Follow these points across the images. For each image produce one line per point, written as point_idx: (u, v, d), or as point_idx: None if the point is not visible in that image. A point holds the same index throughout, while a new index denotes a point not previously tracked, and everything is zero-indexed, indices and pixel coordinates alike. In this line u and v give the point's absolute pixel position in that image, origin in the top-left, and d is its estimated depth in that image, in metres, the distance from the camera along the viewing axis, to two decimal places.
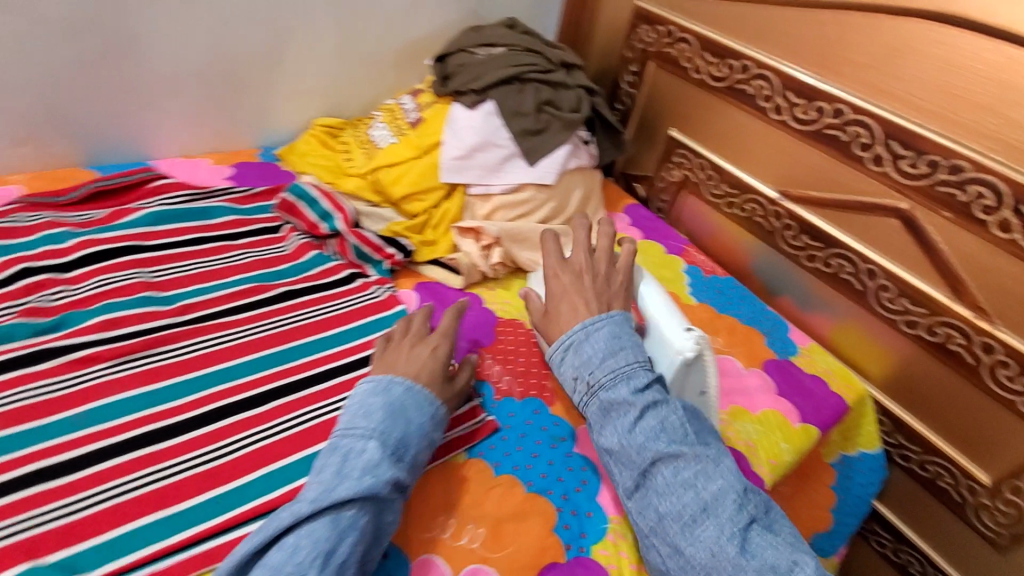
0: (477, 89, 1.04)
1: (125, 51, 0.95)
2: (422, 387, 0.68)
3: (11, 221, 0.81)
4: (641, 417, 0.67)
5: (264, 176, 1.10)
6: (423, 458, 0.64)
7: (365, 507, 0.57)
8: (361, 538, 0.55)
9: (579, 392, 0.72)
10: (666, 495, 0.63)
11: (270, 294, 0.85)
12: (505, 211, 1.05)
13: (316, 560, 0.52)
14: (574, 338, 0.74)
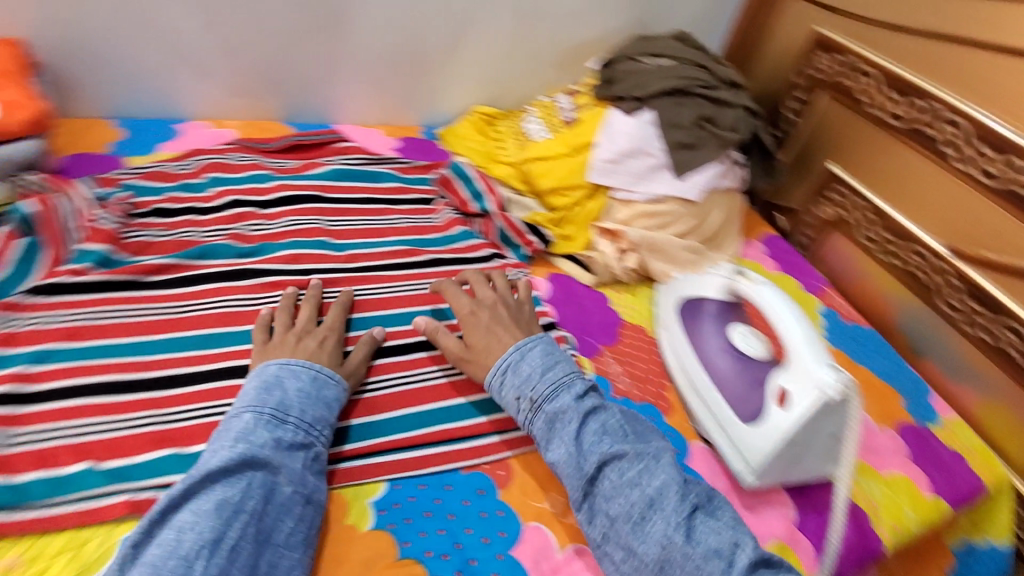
0: (638, 97, 1.05)
1: (334, 26, 1.07)
2: (310, 363, 0.66)
3: (228, 159, 0.96)
4: (567, 426, 0.65)
5: (424, 152, 1.20)
6: (318, 426, 0.63)
7: (253, 484, 0.55)
8: (252, 514, 0.54)
9: (522, 409, 0.68)
10: (613, 498, 0.60)
11: (422, 258, 0.93)
12: (645, 219, 1.03)
13: (202, 550, 0.50)
14: (509, 359, 0.70)
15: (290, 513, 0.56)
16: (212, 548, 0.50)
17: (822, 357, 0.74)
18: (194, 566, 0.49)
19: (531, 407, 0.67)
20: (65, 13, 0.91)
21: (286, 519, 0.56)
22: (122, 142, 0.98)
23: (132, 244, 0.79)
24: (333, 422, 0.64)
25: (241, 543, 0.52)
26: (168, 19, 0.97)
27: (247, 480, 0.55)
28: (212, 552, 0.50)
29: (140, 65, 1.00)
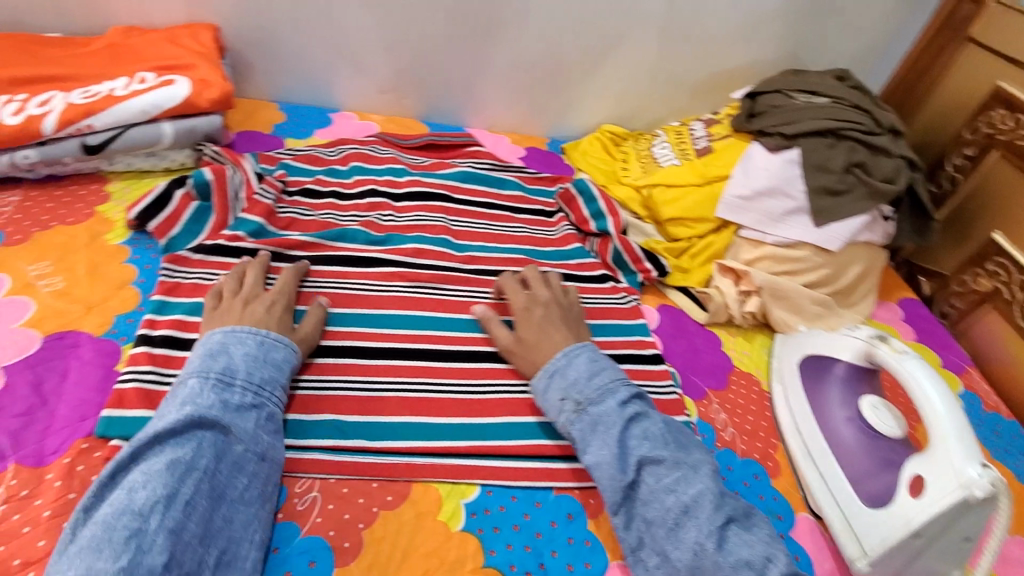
0: (786, 134, 0.99)
1: (484, 35, 1.11)
2: (256, 329, 0.65)
3: (371, 150, 1.02)
4: (610, 429, 0.64)
5: (548, 164, 1.20)
6: (269, 387, 0.62)
7: (205, 444, 0.55)
8: (206, 472, 0.53)
9: (565, 411, 0.67)
10: (649, 504, 0.61)
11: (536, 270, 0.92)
12: (771, 262, 0.98)
13: (156, 505, 0.50)
14: (557, 363, 0.71)
15: (243, 471, 0.56)
16: (166, 504, 0.50)
17: (973, 448, 0.65)
18: (147, 521, 0.49)
19: (575, 409, 0.67)
20: (257, 5, 1.02)
21: (240, 477, 0.56)
22: (282, 125, 1.08)
23: (282, 218, 0.86)
24: (283, 382, 0.64)
25: (195, 498, 0.52)
26: (340, 17, 1.05)
27: (198, 440, 0.55)
28: (167, 506, 0.50)
29: (308, 56, 1.09)
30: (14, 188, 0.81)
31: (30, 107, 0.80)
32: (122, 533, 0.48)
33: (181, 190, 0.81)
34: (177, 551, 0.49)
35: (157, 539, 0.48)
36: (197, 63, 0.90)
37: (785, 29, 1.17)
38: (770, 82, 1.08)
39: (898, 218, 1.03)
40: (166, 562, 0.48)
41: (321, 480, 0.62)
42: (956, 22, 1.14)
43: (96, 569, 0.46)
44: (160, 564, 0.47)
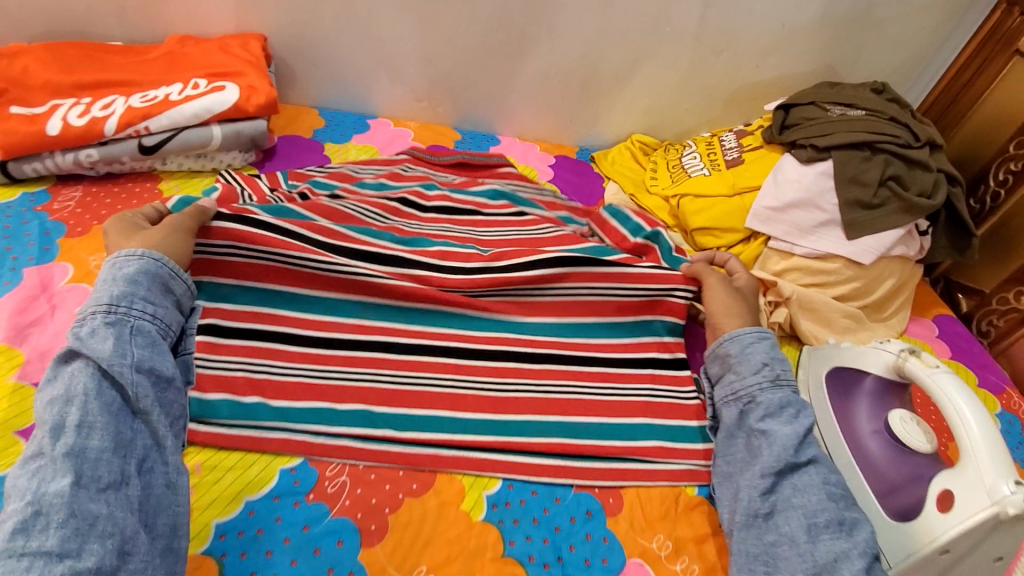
0: (819, 146, 0.99)
1: (519, 47, 1.13)
2: (116, 253, 0.64)
3: (401, 170, 1.01)
4: (801, 417, 0.68)
5: (577, 172, 1.22)
6: (124, 302, 0.60)
7: (79, 373, 0.56)
8: (86, 393, 0.55)
9: (759, 377, 0.71)
10: (803, 492, 0.63)
11: (565, 255, 0.80)
12: (801, 274, 0.98)
13: (47, 440, 0.52)
14: (770, 337, 0.76)
15: (128, 383, 0.57)
16: (56, 433, 0.52)
17: (1007, 466, 0.63)
18: (45, 455, 0.51)
19: (772, 381, 0.71)
20: (305, 17, 1.07)
21: (129, 390, 0.57)
22: (321, 130, 1.12)
23: (313, 206, 0.83)
24: (145, 294, 0.62)
25: (82, 422, 0.53)
26: (381, 28, 1.09)
27: (71, 374, 0.56)
28: (58, 436, 0.52)
29: (350, 65, 1.14)
30: (76, 185, 0.87)
31: (94, 110, 0.86)
32: (25, 475, 0.50)
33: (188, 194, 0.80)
34: (84, 470, 0.51)
35: (57, 467, 0.51)
36: (247, 70, 0.95)
37: (823, 41, 1.17)
38: (803, 94, 1.08)
39: (934, 233, 1.01)
40: (74, 483, 0.50)
41: (351, 465, 0.65)
42: (999, 35, 1.11)
43: (10, 511, 0.48)
44: (67, 483, 0.50)
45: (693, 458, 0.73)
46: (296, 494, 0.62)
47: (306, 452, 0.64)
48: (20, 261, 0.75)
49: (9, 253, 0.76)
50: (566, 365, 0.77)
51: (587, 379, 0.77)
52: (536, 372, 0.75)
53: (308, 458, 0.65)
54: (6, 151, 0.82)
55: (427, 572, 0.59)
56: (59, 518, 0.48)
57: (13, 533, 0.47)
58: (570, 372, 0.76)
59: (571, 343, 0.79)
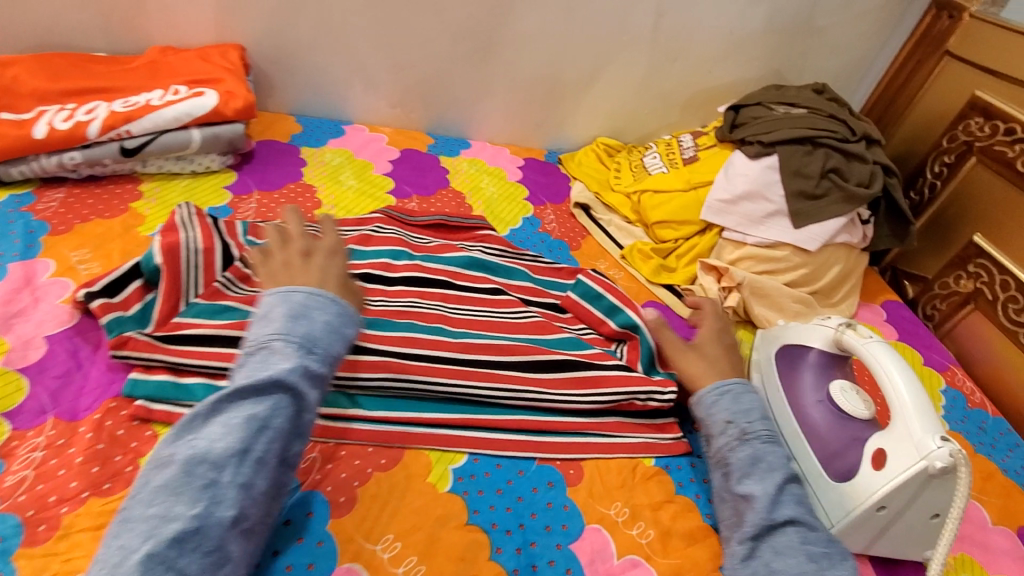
0: (765, 142, 1.06)
1: (485, 54, 1.20)
2: (332, 295, 0.66)
3: (372, 230, 0.96)
4: (773, 469, 0.65)
5: (545, 174, 1.28)
6: (335, 360, 0.61)
7: (280, 407, 0.54)
8: (281, 430, 0.54)
9: (726, 434, 0.69)
10: (782, 555, 0.59)
11: (524, 356, 0.79)
12: (753, 261, 1.04)
13: (231, 459, 0.51)
14: (734, 387, 0.73)
15: (304, 436, 0.57)
16: (242, 458, 0.51)
17: (933, 424, 0.66)
18: (220, 474, 0.50)
19: (739, 438, 0.68)
20: (281, 28, 1.12)
21: (299, 441, 0.57)
22: (298, 135, 1.16)
23: (250, 296, 0.79)
24: (343, 359, 0.63)
25: (264, 458, 0.53)
26: (355, 37, 1.15)
27: (275, 401, 0.54)
28: (240, 462, 0.51)
29: (326, 73, 1.19)
30: (59, 187, 0.91)
31: (78, 115, 0.91)
32: (199, 483, 0.49)
33: (136, 281, 0.75)
34: (243, 507, 0.51)
35: (229, 494, 0.50)
36: (225, 77, 1.01)
37: (770, 48, 1.25)
38: (751, 96, 1.16)
39: (875, 222, 1.09)
40: (234, 517, 0.50)
41: (322, 442, 0.67)
42: (932, 37, 1.21)
43: (173, 513, 0.48)
44: (228, 517, 0.50)
45: (648, 431, 0.77)
46: None
47: None
48: (4, 257, 0.78)
49: None
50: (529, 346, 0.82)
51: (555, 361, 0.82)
52: (501, 349, 0.80)
53: None
54: None
55: (395, 540, 0.62)
56: (208, 546, 0.48)
57: (169, 547, 0.46)
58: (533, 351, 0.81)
59: (540, 348, 0.82)
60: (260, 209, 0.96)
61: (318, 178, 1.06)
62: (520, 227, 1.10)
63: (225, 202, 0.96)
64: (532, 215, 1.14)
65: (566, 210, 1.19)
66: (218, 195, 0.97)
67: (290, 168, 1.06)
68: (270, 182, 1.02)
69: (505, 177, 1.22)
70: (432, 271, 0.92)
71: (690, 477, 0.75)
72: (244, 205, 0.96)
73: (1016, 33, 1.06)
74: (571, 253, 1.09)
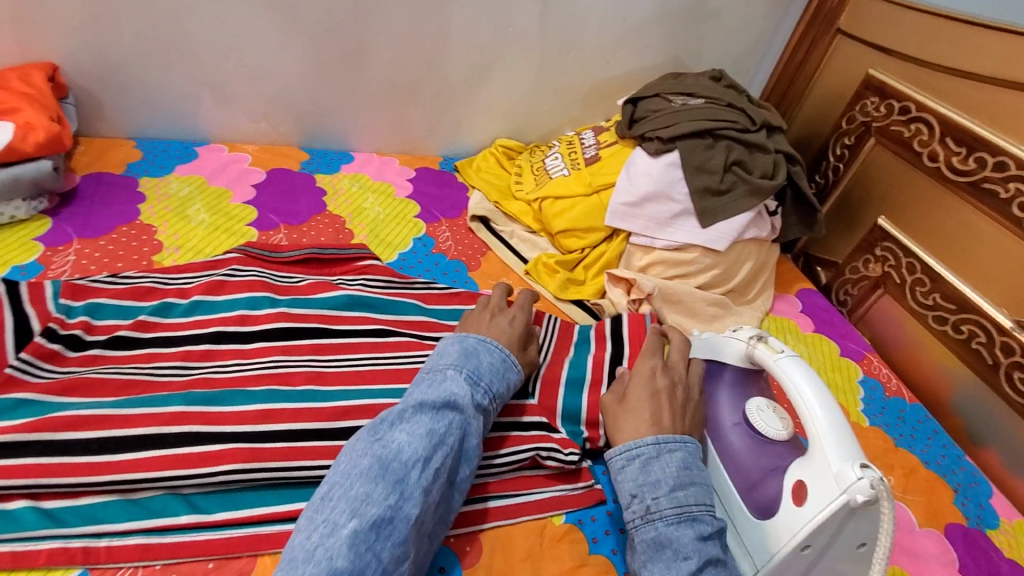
0: (665, 137, 0.98)
1: (357, 55, 1.06)
2: (503, 347, 0.69)
3: (224, 274, 0.81)
4: (677, 555, 0.56)
5: (439, 184, 1.15)
6: (497, 397, 0.64)
7: (454, 425, 0.57)
8: (454, 448, 0.56)
9: (631, 510, 0.61)
10: None
11: None
12: (663, 267, 0.98)
13: (418, 462, 0.53)
14: (643, 451, 0.63)
15: (469, 464, 0.59)
16: (426, 464, 0.53)
17: (852, 449, 0.62)
18: (410, 474, 0.52)
19: (643, 517, 0.60)
20: (98, 36, 0.93)
21: (463, 466, 0.58)
22: (137, 163, 0.98)
23: (60, 381, 0.63)
24: (505, 402, 0.66)
25: (442, 470, 0.54)
26: (196, 43, 0.98)
27: (450, 419, 0.58)
28: (426, 466, 0.53)
29: (167, 89, 1.02)
30: None
31: None
32: (393, 478, 0.51)
33: None
34: (424, 512, 0.52)
35: (416, 493, 0.51)
36: (22, 105, 0.82)
37: (664, 34, 1.19)
38: (648, 86, 1.09)
39: (783, 212, 1.04)
40: (418, 518, 0.51)
41: (145, 567, 0.53)
42: (823, 15, 1.17)
43: (371, 499, 0.49)
44: (415, 515, 0.50)
45: (557, 483, 0.70)
46: None
47: (84, 561, 0.52)
48: None
49: None
50: None
51: None
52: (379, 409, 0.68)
53: (87, 569, 0.52)
54: None
55: None
56: (400, 536, 0.49)
57: (370, 528, 0.48)
58: None
59: None
60: (81, 262, 0.79)
61: (160, 215, 0.90)
62: (411, 250, 0.98)
63: (35, 257, 0.79)
64: (425, 234, 1.02)
65: (464, 225, 1.07)
66: (27, 249, 0.79)
67: (124, 206, 0.89)
68: (96, 227, 0.85)
69: (393, 193, 1.09)
70: (301, 318, 0.78)
71: (605, 529, 0.67)
72: (59, 260, 0.79)
73: (902, 9, 1.03)
74: (469, 275, 0.98)
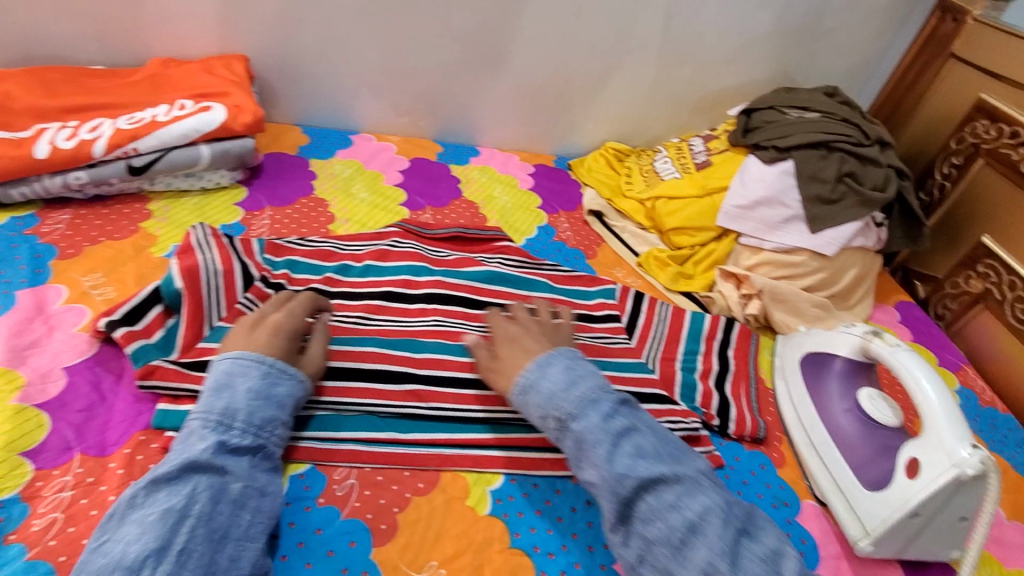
0: (780, 147, 1.06)
1: (495, 59, 1.18)
2: (259, 357, 0.64)
3: (389, 244, 0.95)
4: (595, 446, 0.61)
5: (556, 180, 1.26)
6: (268, 426, 0.61)
7: (201, 489, 0.53)
8: (204, 514, 0.52)
9: (551, 428, 0.65)
10: (650, 522, 0.57)
11: None
12: (771, 268, 1.03)
13: (149, 558, 0.48)
14: (529, 377, 0.67)
15: (247, 512, 0.55)
16: (161, 554, 0.49)
17: (961, 430, 0.70)
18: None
19: (560, 426, 0.64)
20: (286, 36, 1.09)
21: (244, 514, 0.55)
22: (305, 146, 1.14)
23: None
24: (285, 419, 0.63)
25: (192, 546, 0.50)
26: (361, 43, 1.12)
27: (193, 484, 0.54)
28: (160, 558, 0.48)
29: (331, 83, 1.16)
30: (64, 208, 0.87)
31: (82, 132, 0.86)
32: None
33: (157, 307, 0.73)
34: None
35: None
36: (231, 90, 0.97)
37: (776, 50, 1.26)
38: (762, 99, 1.16)
39: (889, 225, 1.09)
40: None
41: (358, 468, 0.67)
42: (938, 39, 1.23)
43: None
44: None
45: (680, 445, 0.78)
46: (305, 499, 0.63)
47: (312, 458, 0.66)
48: (12, 284, 0.75)
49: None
50: None
51: None
52: None
53: (315, 463, 0.66)
54: None
55: (438, 567, 0.61)
56: None
57: None
58: None
59: None
60: (274, 226, 0.94)
61: (330, 192, 1.05)
62: (536, 236, 1.09)
63: (237, 219, 0.94)
64: (546, 223, 1.13)
65: (580, 218, 1.18)
66: (230, 212, 0.94)
67: (300, 183, 1.04)
68: (281, 198, 1.00)
69: (517, 185, 1.20)
70: (454, 286, 0.90)
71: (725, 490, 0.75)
72: (257, 223, 0.94)
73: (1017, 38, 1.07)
74: (587, 262, 1.08)
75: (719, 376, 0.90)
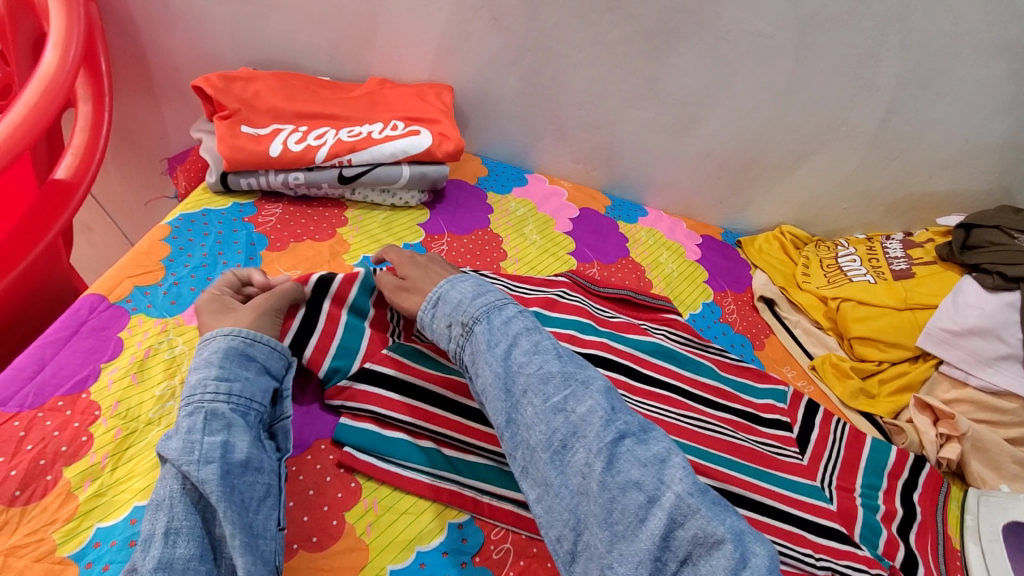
0: (1010, 276, 0.94)
1: (689, 126, 1.15)
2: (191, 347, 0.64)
3: (558, 295, 0.92)
4: (492, 348, 0.59)
5: (723, 255, 1.19)
6: (200, 389, 0.57)
7: (164, 477, 0.53)
8: (166, 496, 0.51)
9: (452, 337, 0.62)
10: (534, 426, 0.54)
11: (712, 479, 0.74)
12: (974, 407, 0.90)
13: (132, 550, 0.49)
14: (441, 289, 0.65)
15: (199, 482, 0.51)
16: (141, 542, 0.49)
17: None
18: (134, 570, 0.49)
19: (463, 332, 0.61)
20: (492, 74, 1.13)
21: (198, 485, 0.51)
22: (485, 178, 1.17)
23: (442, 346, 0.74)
24: (219, 376, 0.58)
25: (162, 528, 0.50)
26: (561, 92, 1.14)
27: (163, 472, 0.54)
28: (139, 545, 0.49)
29: (519, 123, 1.19)
30: (277, 202, 0.95)
31: (309, 138, 0.94)
32: None
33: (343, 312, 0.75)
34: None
35: None
36: (441, 119, 1.02)
37: (1005, 163, 1.13)
38: (987, 215, 1.04)
39: None
40: None
41: (514, 533, 0.63)
42: None
43: None
44: None
45: None
46: (462, 554, 0.61)
47: (473, 510, 0.64)
48: (229, 267, 0.81)
49: (220, 258, 0.82)
50: (732, 471, 0.76)
51: (757, 490, 0.75)
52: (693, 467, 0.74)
53: (473, 516, 0.64)
54: (231, 166, 0.90)
55: None
56: None
57: None
58: (737, 481, 0.74)
59: (738, 479, 0.75)
60: (451, 252, 0.96)
61: (504, 228, 1.05)
62: (701, 312, 1.04)
63: (419, 239, 0.96)
64: (712, 300, 1.07)
65: (748, 301, 1.10)
66: (414, 231, 0.98)
67: (478, 214, 1.06)
68: (460, 226, 1.02)
69: (684, 254, 1.15)
70: (620, 353, 0.86)
71: None
72: (437, 247, 0.96)
73: None
74: (754, 353, 1.00)
75: (904, 523, 0.79)
